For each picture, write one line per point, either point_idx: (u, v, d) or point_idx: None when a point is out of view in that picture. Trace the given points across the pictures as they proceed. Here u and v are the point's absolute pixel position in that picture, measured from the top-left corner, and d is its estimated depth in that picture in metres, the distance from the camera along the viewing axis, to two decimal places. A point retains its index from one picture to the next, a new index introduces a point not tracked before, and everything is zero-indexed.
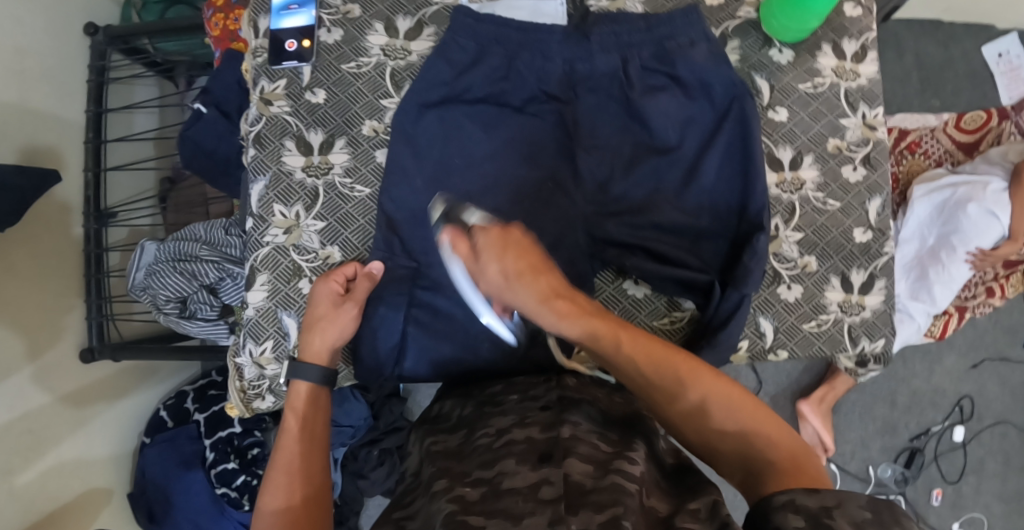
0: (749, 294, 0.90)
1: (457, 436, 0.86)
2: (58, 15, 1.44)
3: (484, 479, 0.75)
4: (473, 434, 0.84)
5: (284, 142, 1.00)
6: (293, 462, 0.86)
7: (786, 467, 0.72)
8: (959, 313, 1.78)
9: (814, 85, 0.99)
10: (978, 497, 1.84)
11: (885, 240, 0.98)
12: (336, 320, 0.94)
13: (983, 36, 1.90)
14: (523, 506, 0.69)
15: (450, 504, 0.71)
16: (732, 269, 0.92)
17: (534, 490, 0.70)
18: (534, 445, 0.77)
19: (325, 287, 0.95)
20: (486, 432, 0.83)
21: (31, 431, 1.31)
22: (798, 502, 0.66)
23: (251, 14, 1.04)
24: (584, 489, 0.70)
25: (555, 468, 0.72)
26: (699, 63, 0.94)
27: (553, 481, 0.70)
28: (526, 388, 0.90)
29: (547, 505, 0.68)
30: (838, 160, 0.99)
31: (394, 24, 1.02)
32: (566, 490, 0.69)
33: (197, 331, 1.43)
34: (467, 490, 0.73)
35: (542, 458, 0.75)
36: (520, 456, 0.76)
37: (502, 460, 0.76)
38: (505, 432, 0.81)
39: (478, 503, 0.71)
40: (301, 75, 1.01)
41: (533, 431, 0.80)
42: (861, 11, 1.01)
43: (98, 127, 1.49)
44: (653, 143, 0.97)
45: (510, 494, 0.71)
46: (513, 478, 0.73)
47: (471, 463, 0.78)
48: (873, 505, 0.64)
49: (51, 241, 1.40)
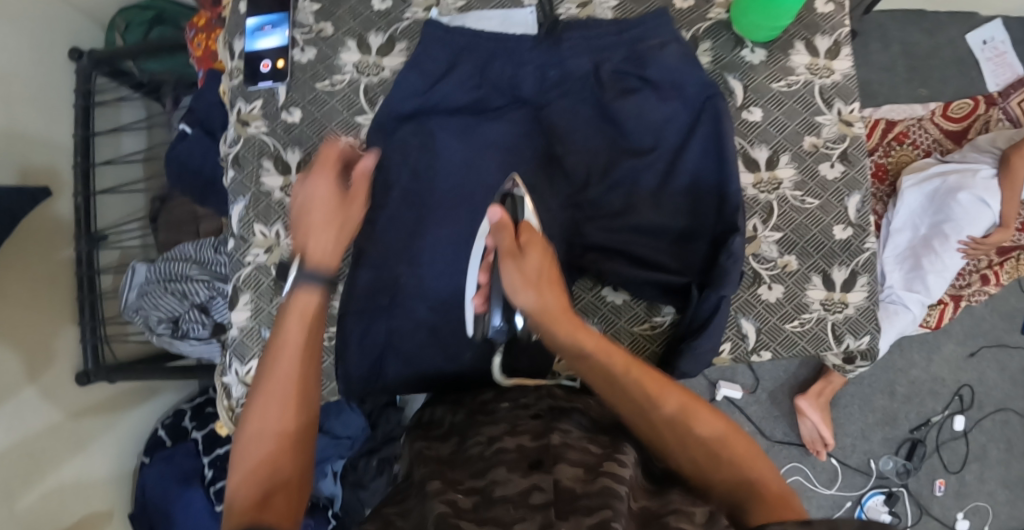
0: (728, 296, 0.89)
1: (448, 444, 0.85)
2: (43, 41, 1.44)
3: (476, 488, 0.74)
4: (463, 444, 0.83)
5: (262, 162, 1.01)
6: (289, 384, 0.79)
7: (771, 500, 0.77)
8: (954, 302, 1.76)
9: (788, 83, 0.99)
10: (982, 485, 1.82)
11: (865, 236, 0.98)
12: (342, 219, 0.86)
13: (966, 24, 1.90)
14: (513, 513, 0.68)
15: (442, 506, 0.70)
16: (710, 270, 0.91)
17: (525, 496, 0.70)
18: (525, 452, 0.77)
19: (325, 183, 0.86)
20: (477, 441, 0.82)
21: (30, 453, 1.32)
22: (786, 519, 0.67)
23: (227, 37, 1.05)
24: (574, 494, 0.70)
25: (545, 475, 0.72)
26: (670, 64, 0.94)
27: (543, 487, 0.71)
28: (517, 396, 0.89)
29: (537, 511, 0.68)
30: (814, 158, 0.99)
31: (367, 41, 1.03)
32: (556, 496, 0.70)
33: (188, 350, 1.43)
34: (460, 497, 0.72)
35: (533, 465, 0.74)
36: (510, 464, 0.75)
37: (493, 468, 0.75)
38: (496, 440, 0.80)
39: (471, 512, 0.70)
40: (276, 95, 1.02)
41: (524, 439, 0.79)
42: (833, 8, 1.01)
43: (86, 150, 1.49)
44: (628, 147, 0.97)
45: (502, 502, 0.71)
46: (504, 486, 0.72)
47: (463, 472, 0.77)
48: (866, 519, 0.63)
49: (44, 265, 1.40)
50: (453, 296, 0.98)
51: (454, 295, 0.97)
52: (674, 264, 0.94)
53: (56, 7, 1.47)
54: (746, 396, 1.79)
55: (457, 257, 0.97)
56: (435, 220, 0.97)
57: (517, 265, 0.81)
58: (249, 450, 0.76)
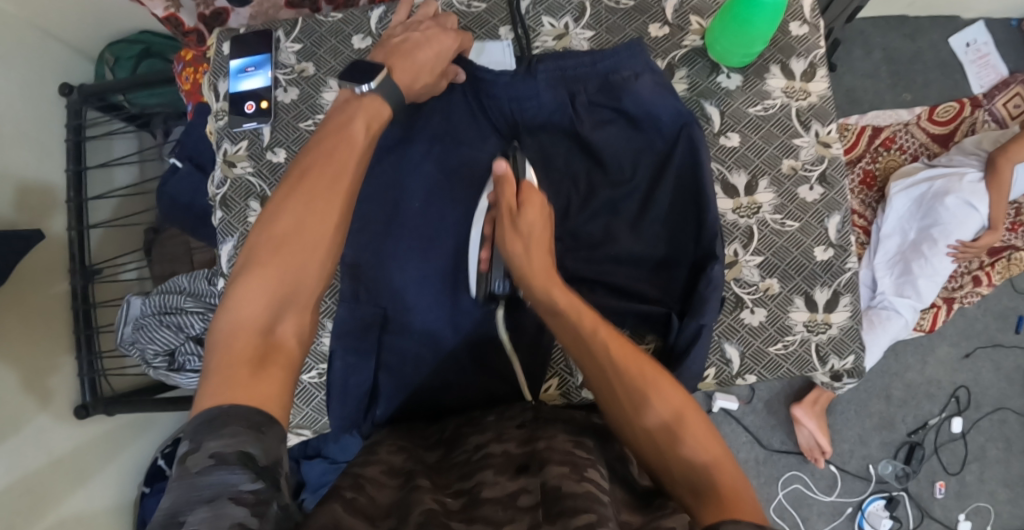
0: (707, 324, 0.88)
1: (435, 453, 0.88)
2: (32, 81, 1.46)
3: (464, 490, 0.77)
4: (451, 452, 0.86)
5: (249, 202, 1.02)
6: (330, 194, 0.82)
7: (724, 497, 0.71)
8: (947, 304, 1.78)
9: (764, 107, 1.00)
10: (983, 485, 1.82)
11: (846, 257, 0.99)
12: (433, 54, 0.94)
13: (948, 28, 1.91)
14: (502, 514, 0.71)
15: (432, 502, 0.72)
16: (688, 298, 0.92)
17: (513, 498, 0.73)
18: (511, 458, 0.80)
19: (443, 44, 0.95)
20: (465, 448, 0.85)
21: (30, 490, 1.32)
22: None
23: (211, 78, 1.07)
24: (560, 493, 0.70)
25: (532, 477, 0.75)
26: (643, 96, 0.95)
27: (530, 489, 0.73)
28: (503, 409, 0.92)
29: (526, 513, 0.70)
30: (793, 181, 1.00)
31: (348, 79, 1.04)
32: (543, 497, 0.71)
33: (186, 383, 1.43)
34: (449, 500, 0.75)
35: (520, 469, 0.77)
36: (498, 467, 0.78)
37: (481, 471, 0.79)
38: (483, 447, 0.84)
39: (458, 512, 0.73)
40: (261, 136, 1.04)
41: (510, 446, 0.82)
42: (807, 30, 1.02)
43: (80, 185, 1.50)
44: (606, 176, 0.98)
45: (490, 502, 0.73)
46: (492, 487, 0.75)
47: (451, 476, 0.81)
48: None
49: (39, 302, 1.42)
50: (439, 329, 0.98)
51: (440, 328, 0.98)
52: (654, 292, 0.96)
53: (45, 47, 1.48)
54: (742, 406, 1.80)
55: (443, 288, 0.98)
56: (420, 255, 0.98)
57: (509, 221, 0.88)
58: (275, 260, 0.79)
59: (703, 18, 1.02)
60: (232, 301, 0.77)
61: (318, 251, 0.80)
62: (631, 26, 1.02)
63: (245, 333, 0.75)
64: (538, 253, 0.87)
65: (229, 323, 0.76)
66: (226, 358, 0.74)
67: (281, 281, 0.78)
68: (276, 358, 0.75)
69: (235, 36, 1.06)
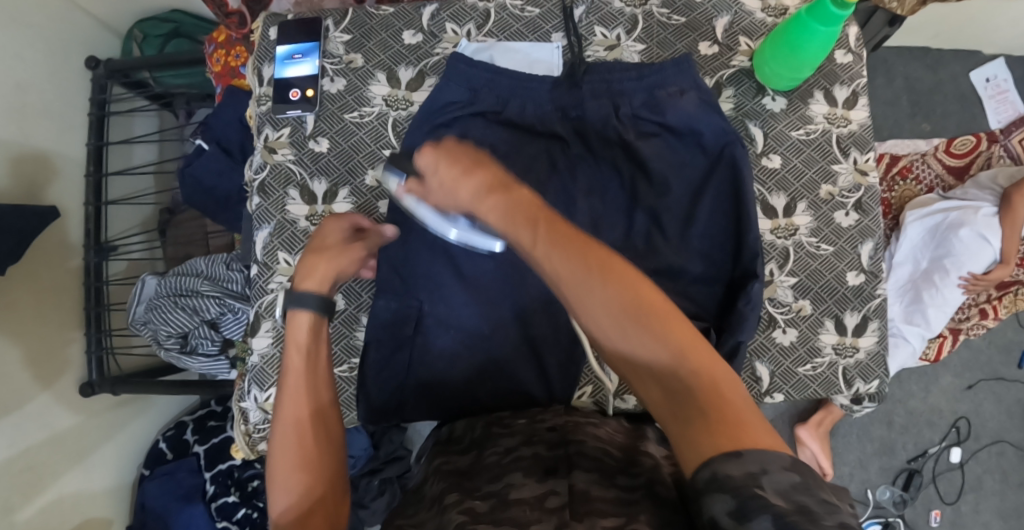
0: (744, 341, 0.90)
1: (468, 456, 0.87)
2: (59, 52, 1.43)
3: (493, 492, 0.77)
4: (482, 455, 0.86)
5: (288, 190, 1.01)
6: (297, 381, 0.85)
7: (713, 420, 0.64)
8: (953, 335, 1.80)
9: (807, 131, 1.01)
10: (976, 516, 1.84)
11: (878, 282, 1.00)
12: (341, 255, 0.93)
13: (971, 62, 1.93)
14: (529, 515, 0.72)
15: (460, 515, 0.73)
16: (727, 315, 0.92)
17: (541, 500, 0.74)
18: (540, 460, 0.81)
19: (336, 225, 0.95)
20: (495, 450, 0.85)
21: (30, 468, 1.31)
22: (722, 475, 0.61)
23: (256, 63, 1.06)
24: (589, 497, 0.73)
25: (560, 481, 0.76)
26: (687, 112, 0.94)
27: (558, 492, 0.74)
28: (534, 413, 0.93)
29: (552, 514, 0.71)
30: (830, 206, 1.00)
31: (396, 74, 1.03)
32: (570, 499, 0.73)
33: (198, 367, 1.41)
34: (477, 503, 0.75)
35: (549, 471, 0.78)
36: (526, 469, 0.79)
37: (509, 474, 0.79)
38: (513, 450, 0.84)
39: (487, 514, 0.73)
40: (304, 124, 1.03)
41: (540, 449, 0.83)
42: (851, 59, 1.03)
43: (100, 160, 1.48)
44: (649, 186, 0.97)
45: (518, 504, 0.74)
46: (520, 489, 0.76)
47: (481, 479, 0.80)
48: (798, 466, 0.61)
49: (52, 277, 1.40)
50: (471, 329, 0.98)
51: (474, 328, 0.98)
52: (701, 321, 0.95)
53: (72, 20, 1.46)
54: None
55: (476, 288, 0.98)
56: (463, 255, 0.97)
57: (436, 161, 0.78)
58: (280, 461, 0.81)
59: (752, 39, 1.03)
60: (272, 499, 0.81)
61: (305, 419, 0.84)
62: (682, 42, 1.02)
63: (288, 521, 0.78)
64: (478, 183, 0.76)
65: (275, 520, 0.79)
66: None
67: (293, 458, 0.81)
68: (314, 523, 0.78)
69: (282, 22, 1.06)
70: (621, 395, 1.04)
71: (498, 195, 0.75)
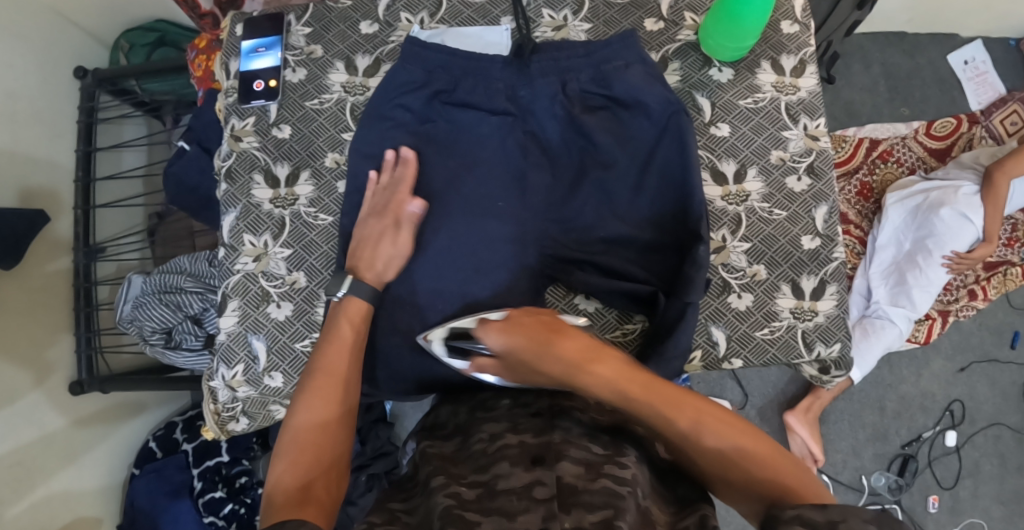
0: (694, 303, 0.91)
1: (451, 442, 0.89)
2: (48, 61, 1.49)
3: (480, 482, 0.79)
4: (467, 442, 0.88)
5: (253, 175, 1.04)
6: (334, 375, 0.88)
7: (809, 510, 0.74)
8: (942, 317, 1.78)
9: (755, 100, 1.04)
10: (976, 502, 1.79)
11: (833, 246, 1.01)
12: (381, 249, 0.96)
13: (948, 45, 1.94)
14: (517, 504, 0.73)
15: (446, 499, 0.76)
16: (676, 279, 0.94)
17: (528, 489, 0.75)
18: (527, 448, 0.81)
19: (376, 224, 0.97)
20: (481, 437, 0.86)
21: (20, 464, 1.34)
22: (806, 516, 0.70)
23: (222, 58, 1.10)
24: (577, 489, 0.74)
25: (547, 470, 0.77)
26: (634, 82, 0.96)
27: (546, 481, 0.75)
28: (517, 394, 0.93)
29: (541, 504, 0.73)
30: (782, 171, 1.02)
31: (353, 63, 1.07)
32: (559, 490, 0.74)
33: (182, 361, 1.44)
34: (464, 489, 0.78)
35: (535, 460, 0.79)
36: (512, 458, 0.80)
37: (497, 463, 0.80)
38: (498, 436, 0.84)
39: (474, 503, 0.75)
40: (268, 113, 1.06)
41: (525, 436, 0.84)
42: (798, 29, 1.06)
43: (88, 165, 1.52)
44: (597, 158, 0.99)
45: (505, 493, 0.75)
46: (508, 479, 0.77)
47: (467, 468, 0.82)
48: (877, 518, 0.67)
49: (41, 278, 1.43)
50: (428, 304, 1.00)
51: (428, 300, 1.00)
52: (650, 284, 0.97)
53: (60, 30, 1.51)
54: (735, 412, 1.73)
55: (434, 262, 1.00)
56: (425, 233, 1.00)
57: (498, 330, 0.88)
58: (297, 440, 0.83)
59: (697, 14, 1.06)
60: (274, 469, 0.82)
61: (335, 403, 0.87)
62: (628, 19, 1.06)
63: (285, 493, 0.79)
64: (557, 347, 0.84)
65: (272, 486, 0.80)
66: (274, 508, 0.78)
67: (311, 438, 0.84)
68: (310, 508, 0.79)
69: (247, 18, 1.10)
70: None
71: (591, 361, 0.82)
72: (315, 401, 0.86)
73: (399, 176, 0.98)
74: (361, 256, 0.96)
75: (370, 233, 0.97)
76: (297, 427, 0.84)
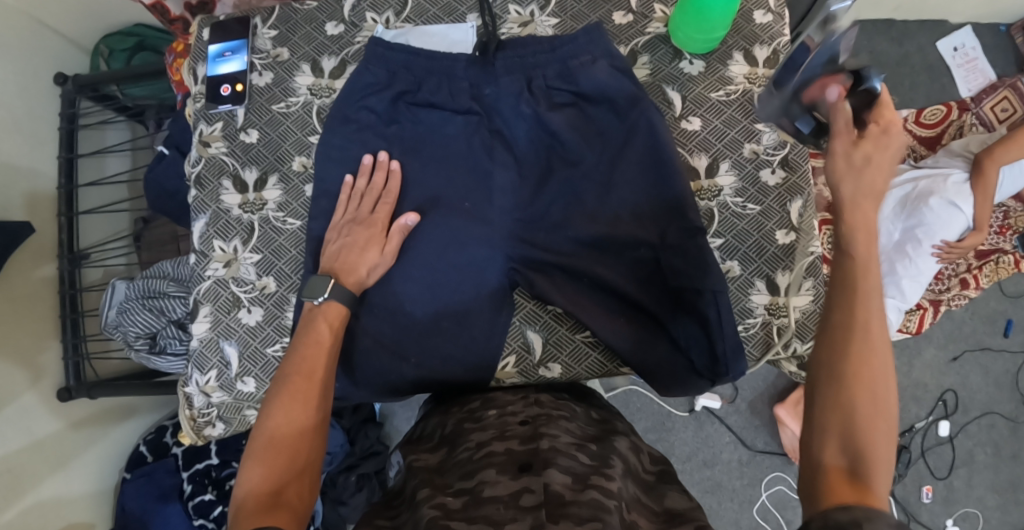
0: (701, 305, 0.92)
1: (437, 454, 0.89)
2: (27, 68, 1.48)
3: (466, 489, 0.78)
4: (453, 451, 0.87)
5: (221, 181, 1.04)
6: (310, 379, 0.88)
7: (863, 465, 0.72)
8: (933, 307, 1.75)
9: (726, 92, 1.05)
10: (970, 491, 1.78)
11: (809, 240, 1.00)
12: (364, 257, 0.96)
13: (936, 31, 1.92)
14: (504, 513, 0.73)
15: (432, 510, 0.76)
16: (676, 286, 0.94)
17: (515, 498, 0.75)
18: (514, 456, 0.82)
19: (364, 231, 0.97)
20: (467, 446, 0.86)
21: (10, 472, 1.34)
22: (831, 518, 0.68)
23: (191, 63, 1.09)
24: (564, 499, 0.74)
25: (535, 477, 0.77)
26: (600, 79, 0.96)
27: (533, 489, 0.75)
28: (504, 405, 0.94)
29: (528, 512, 0.72)
30: (755, 164, 1.03)
31: (320, 65, 1.06)
32: (546, 498, 0.74)
33: (166, 366, 1.44)
34: (449, 499, 0.77)
35: (522, 468, 0.79)
36: (499, 466, 0.80)
37: (482, 470, 0.80)
38: (485, 445, 0.85)
39: (460, 512, 0.75)
40: (235, 117, 1.06)
41: (512, 443, 0.84)
42: (771, 18, 1.07)
43: (71, 172, 1.52)
44: (564, 155, 0.99)
45: (491, 501, 0.75)
46: (494, 486, 0.77)
47: (453, 475, 0.82)
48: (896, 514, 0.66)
49: (25, 285, 1.43)
50: (400, 306, 1.01)
51: (399, 303, 1.01)
52: (632, 290, 0.96)
53: (40, 37, 1.51)
54: (725, 406, 1.72)
55: (403, 264, 1.01)
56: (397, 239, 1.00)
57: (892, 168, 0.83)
58: (269, 447, 0.82)
59: (666, 7, 1.08)
60: (243, 475, 0.81)
61: (310, 407, 0.86)
62: (596, 13, 1.08)
63: (256, 499, 0.78)
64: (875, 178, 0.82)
65: (241, 493, 0.80)
66: (242, 512, 0.77)
67: (284, 440, 0.83)
68: (281, 514, 0.77)
69: (215, 22, 1.09)
70: (544, 364, 1.03)
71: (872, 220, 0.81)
72: (289, 403, 0.85)
73: (375, 184, 0.98)
74: (344, 261, 0.96)
75: (356, 238, 0.97)
76: (269, 432, 0.83)
